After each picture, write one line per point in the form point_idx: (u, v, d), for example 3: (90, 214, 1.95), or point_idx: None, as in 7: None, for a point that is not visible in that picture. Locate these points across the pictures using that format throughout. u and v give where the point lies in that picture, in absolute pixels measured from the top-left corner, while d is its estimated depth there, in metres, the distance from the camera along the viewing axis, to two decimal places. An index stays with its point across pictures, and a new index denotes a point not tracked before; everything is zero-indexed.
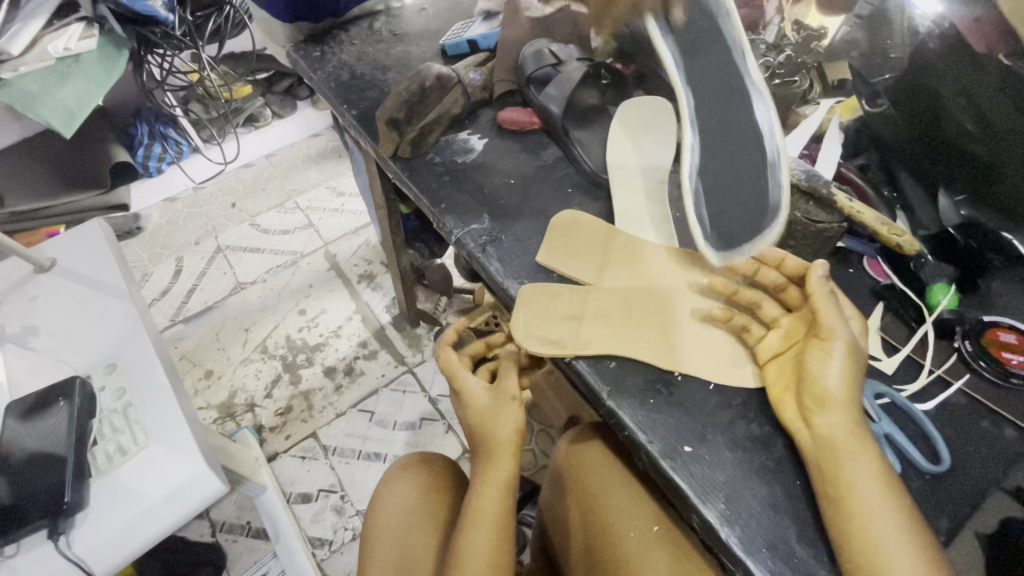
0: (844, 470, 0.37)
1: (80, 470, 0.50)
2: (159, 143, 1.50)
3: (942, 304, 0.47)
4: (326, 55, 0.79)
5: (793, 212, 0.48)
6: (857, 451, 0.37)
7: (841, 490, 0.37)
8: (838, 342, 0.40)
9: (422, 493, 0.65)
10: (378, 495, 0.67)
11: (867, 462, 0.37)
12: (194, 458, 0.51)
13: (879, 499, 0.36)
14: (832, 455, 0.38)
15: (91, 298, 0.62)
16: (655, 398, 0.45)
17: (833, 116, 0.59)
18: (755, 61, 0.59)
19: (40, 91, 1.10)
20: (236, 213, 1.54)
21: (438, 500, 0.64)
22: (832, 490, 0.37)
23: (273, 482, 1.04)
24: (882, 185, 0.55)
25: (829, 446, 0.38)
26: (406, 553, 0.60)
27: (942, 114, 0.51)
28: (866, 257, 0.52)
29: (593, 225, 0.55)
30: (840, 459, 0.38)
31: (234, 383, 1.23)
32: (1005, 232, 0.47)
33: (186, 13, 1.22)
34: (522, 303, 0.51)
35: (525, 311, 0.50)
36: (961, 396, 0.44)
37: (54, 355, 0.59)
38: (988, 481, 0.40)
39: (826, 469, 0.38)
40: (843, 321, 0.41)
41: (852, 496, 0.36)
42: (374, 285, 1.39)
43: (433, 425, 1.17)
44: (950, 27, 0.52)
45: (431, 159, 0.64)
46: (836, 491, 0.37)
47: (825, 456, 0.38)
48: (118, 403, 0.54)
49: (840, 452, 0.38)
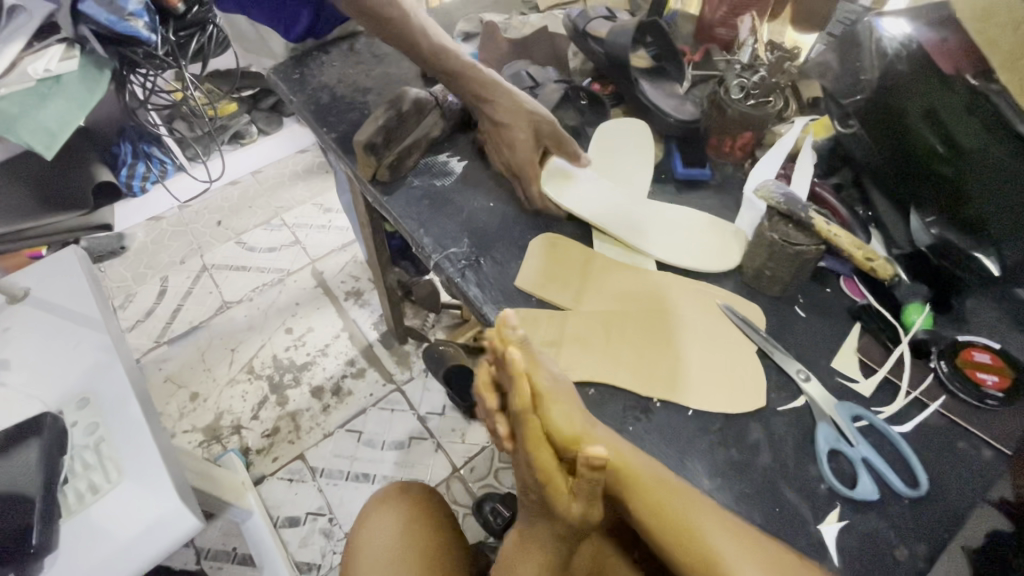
0: (641, 485, 0.39)
1: (49, 510, 0.48)
2: (143, 163, 1.45)
3: (916, 324, 0.47)
4: (306, 77, 0.78)
5: (772, 234, 0.48)
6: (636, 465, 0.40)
7: (654, 500, 0.38)
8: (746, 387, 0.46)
9: (405, 524, 0.64)
10: (360, 528, 0.66)
11: (646, 469, 0.40)
12: (171, 495, 0.51)
13: (711, 523, 0.37)
14: (624, 480, 0.39)
15: (65, 329, 0.60)
16: (634, 425, 0.45)
17: (806, 135, 0.61)
18: (730, 82, 0.60)
19: (21, 114, 1.09)
20: (221, 231, 1.53)
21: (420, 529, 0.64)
22: (648, 510, 0.38)
23: (259, 506, 1.02)
24: (857, 203, 0.58)
25: (621, 468, 0.39)
26: None
27: (910, 134, 0.51)
28: (842, 276, 0.52)
29: (572, 248, 0.55)
30: (634, 476, 0.39)
31: (220, 405, 1.21)
32: (974, 252, 0.47)
33: (168, 33, 1.21)
34: None
35: None
36: (937, 417, 0.44)
37: (24, 390, 0.57)
38: (966, 504, 0.40)
39: (633, 494, 0.39)
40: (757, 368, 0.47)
41: (664, 504, 0.38)
42: (361, 302, 1.38)
43: (421, 444, 1.16)
44: (918, 49, 0.53)
45: (411, 182, 0.64)
46: (652, 503, 0.38)
47: (624, 485, 0.39)
48: (90, 439, 0.53)
49: (630, 469, 0.39)
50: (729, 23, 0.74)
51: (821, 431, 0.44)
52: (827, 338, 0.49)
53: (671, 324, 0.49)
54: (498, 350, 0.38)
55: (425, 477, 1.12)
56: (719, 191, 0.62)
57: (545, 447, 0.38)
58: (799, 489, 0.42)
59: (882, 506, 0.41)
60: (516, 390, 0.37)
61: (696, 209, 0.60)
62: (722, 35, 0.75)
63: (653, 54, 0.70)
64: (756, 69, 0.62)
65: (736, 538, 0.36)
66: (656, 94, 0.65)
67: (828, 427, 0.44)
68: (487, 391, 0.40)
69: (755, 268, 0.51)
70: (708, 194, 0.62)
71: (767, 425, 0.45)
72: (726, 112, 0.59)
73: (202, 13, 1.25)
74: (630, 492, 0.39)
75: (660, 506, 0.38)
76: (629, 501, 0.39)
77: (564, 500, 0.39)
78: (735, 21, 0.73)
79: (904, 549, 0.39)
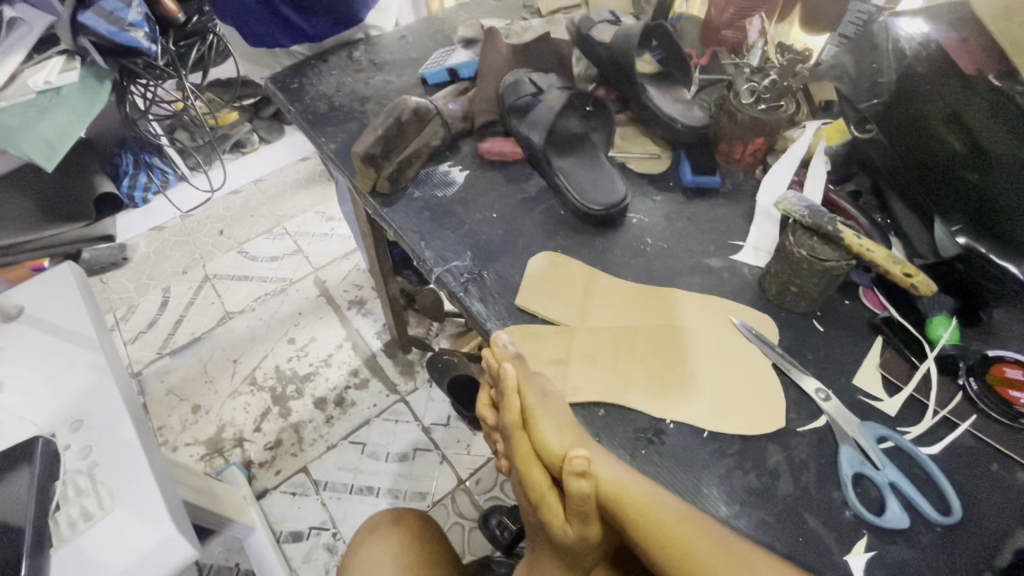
0: (642, 514, 0.35)
1: (42, 539, 0.47)
2: (145, 173, 1.46)
3: (942, 338, 0.45)
4: (304, 87, 0.77)
5: (796, 250, 0.45)
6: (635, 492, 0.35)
7: (657, 530, 0.34)
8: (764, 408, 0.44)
9: (393, 541, 0.65)
10: (350, 559, 0.66)
11: (646, 496, 0.36)
12: (165, 523, 0.49)
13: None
14: (620, 509, 0.35)
15: (59, 349, 0.59)
16: (646, 449, 0.43)
17: (820, 139, 0.58)
18: (740, 86, 0.58)
19: (21, 126, 1.07)
20: (223, 241, 1.52)
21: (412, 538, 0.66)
22: (650, 541, 0.34)
23: (262, 520, 1.00)
24: (875, 210, 0.56)
25: (616, 494, 0.35)
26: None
27: (934, 139, 0.49)
28: (862, 287, 0.50)
29: (575, 265, 0.53)
30: (634, 506, 0.35)
31: (222, 417, 1.19)
32: (999, 260, 0.44)
33: (169, 42, 1.20)
34: None
35: None
36: (968, 438, 0.42)
37: (17, 413, 0.55)
38: (1003, 531, 0.38)
39: (635, 525, 0.35)
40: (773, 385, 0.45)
41: (668, 534, 0.34)
42: (364, 311, 1.37)
43: (427, 455, 1.14)
44: (937, 50, 0.51)
45: (411, 194, 0.62)
46: (656, 534, 0.34)
47: (621, 514, 0.35)
48: (83, 463, 0.52)
49: (627, 496, 0.35)
50: (736, 25, 0.73)
51: (844, 454, 0.41)
52: (848, 353, 0.47)
53: (682, 340, 0.47)
54: (492, 367, 0.41)
55: (430, 489, 1.10)
56: (729, 199, 0.60)
57: (534, 463, 0.38)
58: (823, 517, 0.40)
59: (912, 535, 0.38)
60: (505, 404, 0.39)
61: (706, 219, 0.58)
62: (728, 38, 0.74)
63: (658, 58, 0.68)
64: (767, 72, 0.60)
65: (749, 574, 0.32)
66: (663, 100, 0.64)
67: (852, 449, 0.41)
68: (487, 410, 0.44)
69: (779, 282, 0.48)
70: (718, 203, 0.60)
71: (788, 448, 0.42)
72: (737, 117, 0.57)
73: (203, 23, 1.25)
74: (630, 522, 0.35)
75: (662, 537, 0.34)
76: (628, 531, 0.35)
77: (559, 523, 0.37)
78: (742, 23, 0.72)
79: None
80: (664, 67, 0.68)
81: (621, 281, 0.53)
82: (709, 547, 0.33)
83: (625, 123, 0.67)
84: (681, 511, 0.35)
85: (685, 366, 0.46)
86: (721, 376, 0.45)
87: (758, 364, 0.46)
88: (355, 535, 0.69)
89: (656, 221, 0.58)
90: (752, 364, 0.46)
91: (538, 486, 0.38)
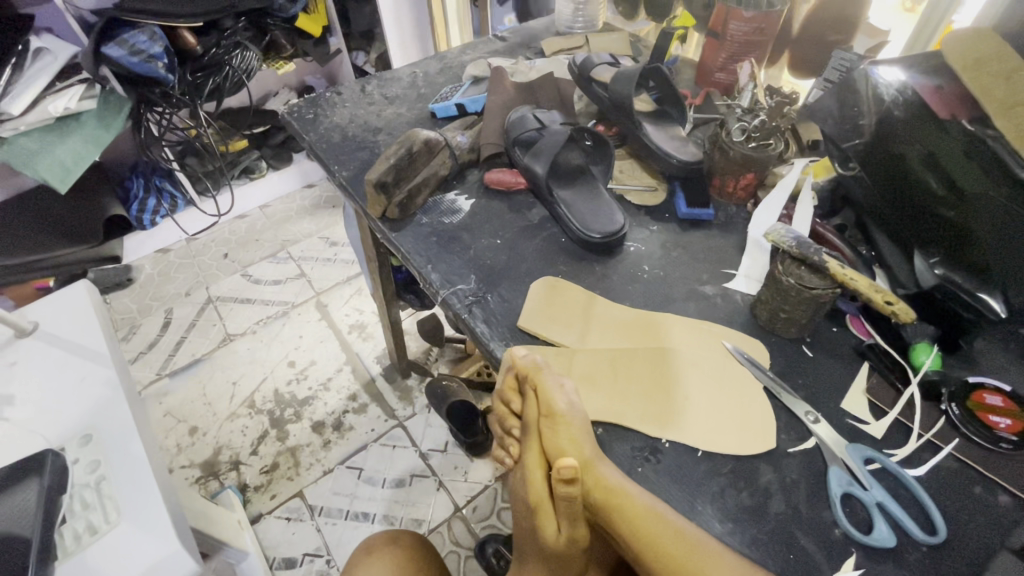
0: (633, 521, 0.37)
1: (46, 553, 0.47)
2: (154, 197, 1.49)
3: (925, 364, 0.47)
4: (318, 118, 0.81)
5: (786, 278, 0.47)
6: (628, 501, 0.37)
7: (650, 540, 0.36)
8: (756, 431, 0.45)
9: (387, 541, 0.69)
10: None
11: (646, 509, 0.37)
12: (169, 538, 0.49)
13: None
14: (613, 515, 0.37)
15: (71, 365, 0.60)
16: (643, 467, 0.44)
17: (807, 176, 0.62)
18: (731, 125, 0.61)
19: (39, 150, 1.12)
20: (228, 264, 1.55)
21: (405, 539, 0.70)
22: (638, 547, 0.36)
23: (255, 546, 0.99)
24: (860, 244, 0.59)
25: (619, 507, 0.37)
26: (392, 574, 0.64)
27: (914, 179, 0.52)
28: (849, 314, 0.53)
29: (581, 290, 0.56)
30: (632, 515, 0.37)
31: (219, 439, 1.19)
32: (978, 292, 0.46)
33: (185, 74, 1.24)
34: None
35: None
36: (951, 461, 0.44)
37: (28, 427, 0.57)
38: (987, 550, 0.39)
39: (632, 535, 0.36)
40: (763, 405, 0.47)
41: (659, 546, 0.35)
42: (365, 336, 1.38)
43: (423, 482, 1.14)
44: (914, 95, 0.54)
45: (419, 220, 0.65)
46: (647, 541, 0.36)
47: (610, 518, 0.37)
48: (91, 476, 0.53)
49: (628, 506, 0.37)
50: (728, 68, 0.78)
51: (833, 473, 0.43)
52: (836, 378, 0.49)
53: (677, 363, 0.48)
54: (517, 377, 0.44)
55: (425, 516, 1.10)
56: (722, 230, 0.63)
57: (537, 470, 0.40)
58: (814, 536, 0.41)
59: (899, 553, 0.40)
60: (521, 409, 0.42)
61: (701, 248, 0.61)
62: (721, 79, 0.79)
63: (655, 98, 0.73)
64: (756, 113, 0.64)
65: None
66: (658, 136, 0.67)
67: (841, 469, 0.43)
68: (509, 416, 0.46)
69: (769, 309, 0.51)
70: (712, 233, 0.63)
71: (779, 468, 0.44)
72: (729, 153, 0.61)
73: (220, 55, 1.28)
74: (626, 530, 0.37)
75: (652, 544, 0.35)
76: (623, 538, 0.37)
77: (551, 527, 0.40)
78: (734, 67, 0.77)
79: None
80: (659, 105, 0.72)
81: (620, 306, 0.55)
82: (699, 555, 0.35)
83: (623, 157, 0.71)
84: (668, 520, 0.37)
85: (682, 390, 0.47)
86: (717, 401, 0.47)
87: (752, 391, 0.47)
88: (351, 557, 0.68)
89: (653, 249, 0.61)
90: (748, 388, 0.48)
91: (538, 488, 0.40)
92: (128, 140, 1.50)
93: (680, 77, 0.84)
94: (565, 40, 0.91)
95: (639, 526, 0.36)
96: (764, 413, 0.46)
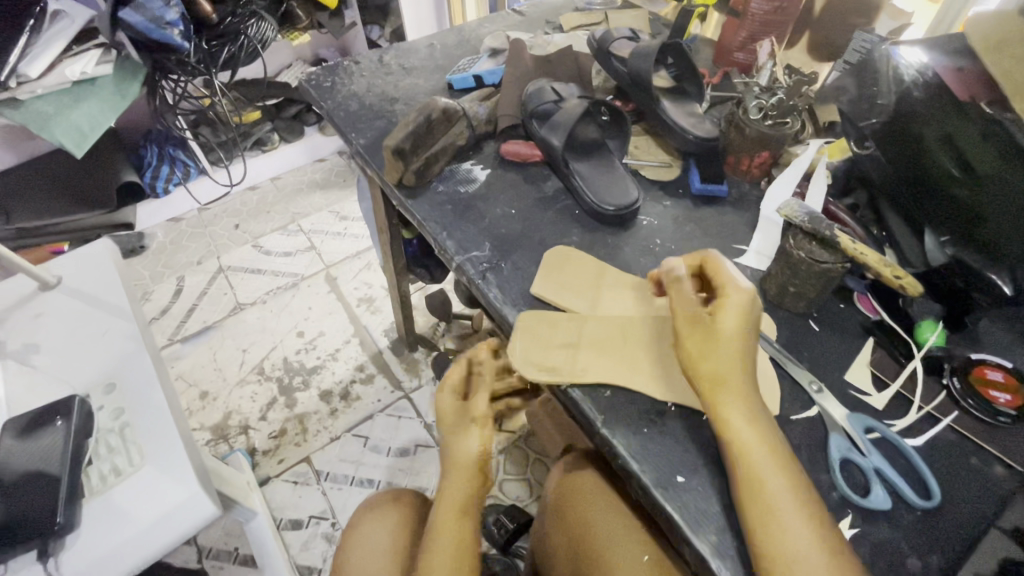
0: (752, 466, 0.39)
1: (73, 492, 0.50)
2: (167, 165, 1.49)
3: (929, 341, 0.48)
4: (336, 86, 0.81)
5: (796, 252, 0.48)
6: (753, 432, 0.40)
7: (756, 488, 0.38)
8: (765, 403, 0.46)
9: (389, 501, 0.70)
10: (350, 535, 0.67)
11: (767, 460, 0.39)
12: (189, 482, 0.51)
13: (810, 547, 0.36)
14: (737, 458, 0.39)
15: (94, 317, 0.62)
16: (649, 427, 0.46)
17: (822, 156, 0.63)
18: (749, 103, 0.62)
19: (55, 113, 1.13)
20: (239, 235, 1.56)
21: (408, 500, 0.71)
22: (744, 488, 0.38)
23: (263, 507, 1.02)
24: (871, 224, 0.59)
25: (744, 456, 0.39)
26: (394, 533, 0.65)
27: (929, 158, 0.52)
28: (857, 292, 0.54)
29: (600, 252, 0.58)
30: (750, 465, 0.39)
31: (229, 404, 1.22)
32: (987, 272, 0.47)
33: (202, 41, 1.24)
34: (519, 329, 0.51)
35: (522, 338, 0.50)
36: (949, 433, 0.45)
37: (54, 374, 0.59)
38: (978, 517, 0.41)
39: (748, 476, 0.38)
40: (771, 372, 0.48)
41: (758, 480, 0.38)
42: (373, 309, 1.40)
43: (428, 452, 1.17)
44: (934, 77, 0.54)
45: (435, 188, 0.66)
46: (754, 490, 0.38)
47: (741, 458, 0.39)
48: (115, 423, 0.55)
49: (748, 454, 0.39)
50: (747, 48, 0.78)
51: (833, 440, 0.44)
52: (840, 352, 0.50)
53: None
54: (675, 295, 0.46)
55: (428, 484, 1.12)
56: (735, 208, 0.64)
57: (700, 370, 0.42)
58: (813, 497, 0.42)
59: (894, 516, 0.41)
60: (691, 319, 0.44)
61: (713, 224, 0.62)
62: (740, 59, 0.79)
63: (673, 75, 0.73)
64: (774, 92, 0.64)
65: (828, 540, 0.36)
66: (675, 113, 0.67)
67: (841, 437, 0.44)
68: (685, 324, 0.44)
69: (778, 284, 0.52)
70: (724, 210, 0.63)
71: (781, 433, 0.45)
72: (745, 132, 0.61)
73: (235, 23, 1.28)
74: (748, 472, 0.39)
75: (755, 493, 0.38)
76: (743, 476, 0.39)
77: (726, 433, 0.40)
78: (754, 47, 0.77)
79: (916, 560, 0.39)
80: (677, 83, 0.72)
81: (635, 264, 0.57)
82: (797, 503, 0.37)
83: (639, 133, 0.71)
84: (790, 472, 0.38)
85: None
86: None
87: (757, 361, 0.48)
88: (355, 514, 0.71)
89: (665, 224, 0.62)
90: (755, 358, 0.48)
91: (732, 420, 0.40)
92: (143, 108, 1.51)
93: (698, 56, 0.84)
94: (584, 16, 0.91)
95: (751, 469, 0.39)
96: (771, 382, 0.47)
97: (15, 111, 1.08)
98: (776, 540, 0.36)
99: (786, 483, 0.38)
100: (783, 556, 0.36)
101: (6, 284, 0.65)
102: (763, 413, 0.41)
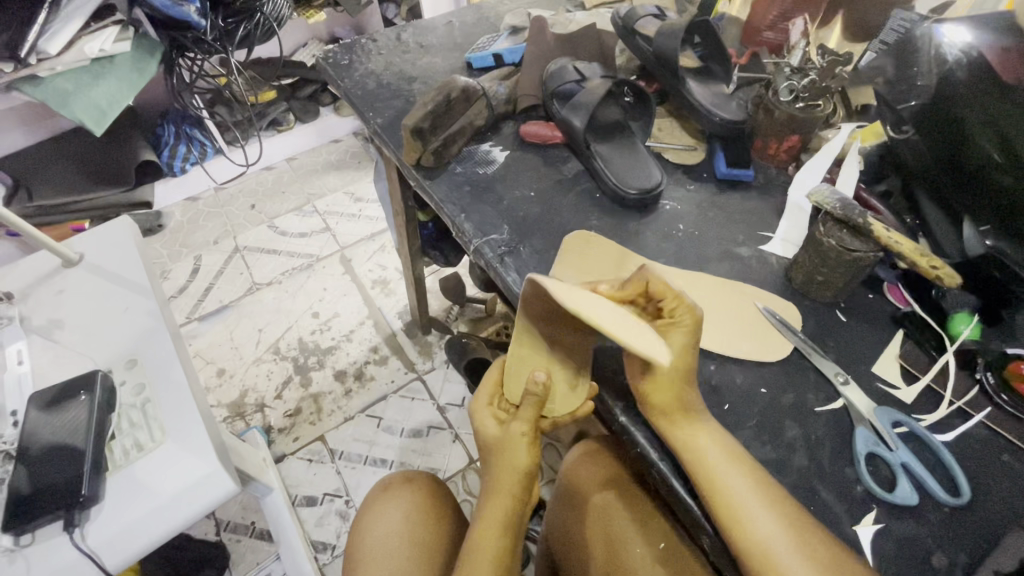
0: (710, 478, 0.39)
1: (98, 464, 0.51)
2: (184, 143, 1.50)
3: (963, 334, 0.47)
4: (353, 64, 0.80)
5: (826, 240, 0.47)
6: (696, 430, 0.41)
7: (721, 497, 0.39)
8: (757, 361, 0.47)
9: (403, 483, 0.71)
10: (366, 515, 0.68)
11: (729, 470, 0.40)
12: (208, 456, 0.52)
13: (795, 553, 0.36)
14: (695, 469, 0.40)
15: (115, 294, 0.63)
16: None
17: (854, 141, 0.61)
18: (779, 84, 0.60)
19: (74, 91, 1.13)
20: (255, 215, 1.57)
21: (422, 481, 0.71)
22: (712, 499, 0.39)
23: (279, 484, 1.03)
24: (905, 213, 0.57)
25: (702, 466, 0.40)
26: (408, 516, 0.66)
27: (969, 143, 0.51)
28: (887, 282, 0.52)
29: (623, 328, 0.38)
30: (711, 474, 0.39)
31: (245, 382, 1.23)
32: None
33: (217, 18, 1.23)
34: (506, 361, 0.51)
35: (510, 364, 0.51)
36: (981, 429, 0.44)
37: (77, 349, 0.60)
38: (1008, 516, 0.40)
39: (711, 486, 0.39)
40: (785, 351, 0.48)
41: (713, 476, 0.39)
42: (387, 291, 1.40)
43: (440, 434, 1.17)
44: (979, 57, 0.52)
45: (453, 169, 0.65)
46: (718, 503, 0.39)
47: (695, 464, 0.40)
48: (137, 398, 0.55)
49: (706, 465, 0.40)
50: (777, 27, 0.75)
51: (859, 433, 0.43)
52: (868, 344, 0.49)
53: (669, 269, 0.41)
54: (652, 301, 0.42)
55: (440, 466, 1.13)
56: (760, 193, 0.62)
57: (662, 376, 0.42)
58: (837, 491, 0.41)
59: (921, 512, 0.40)
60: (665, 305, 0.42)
61: (737, 210, 0.60)
62: (770, 39, 0.76)
63: (699, 55, 0.71)
64: (805, 73, 0.62)
65: (800, 533, 0.37)
66: (701, 93, 0.65)
67: (867, 430, 0.43)
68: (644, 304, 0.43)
69: (805, 272, 0.50)
70: (749, 196, 0.61)
71: (804, 425, 0.44)
72: (774, 114, 0.59)
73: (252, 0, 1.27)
74: (712, 485, 0.39)
75: (717, 502, 0.39)
76: (703, 489, 0.40)
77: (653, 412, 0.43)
78: (785, 25, 0.74)
79: (943, 557, 0.39)
80: (703, 63, 0.70)
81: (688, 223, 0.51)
82: (754, 490, 0.39)
83: (662, 115, 0.69)
84: (767, 485, 0.39)
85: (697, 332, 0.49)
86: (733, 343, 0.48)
87: (772, 335, 0.49)
88: (368, 496, 0.71)
89: (689, 209, 0.60)
90: (771, 335, 0.49)
91: (705, 447, 0.41)
92: (161, 86, 1.51)
93: (726, 36, 0.81)
94: None
95: (716, 482, 0.39)
96: (781, 350, 0.48)
97: (36, 89, 1.09)
98: (753, 543, 0.37)
99: (761, 497, 0.38)
100: (768, 563, 0.36)
101: (29, 260, 0.65)
102: (724, 434, 0.42)
